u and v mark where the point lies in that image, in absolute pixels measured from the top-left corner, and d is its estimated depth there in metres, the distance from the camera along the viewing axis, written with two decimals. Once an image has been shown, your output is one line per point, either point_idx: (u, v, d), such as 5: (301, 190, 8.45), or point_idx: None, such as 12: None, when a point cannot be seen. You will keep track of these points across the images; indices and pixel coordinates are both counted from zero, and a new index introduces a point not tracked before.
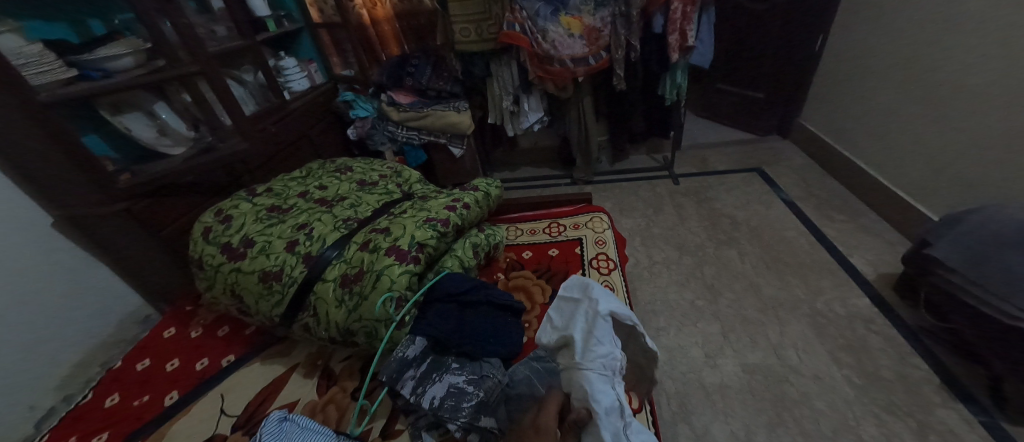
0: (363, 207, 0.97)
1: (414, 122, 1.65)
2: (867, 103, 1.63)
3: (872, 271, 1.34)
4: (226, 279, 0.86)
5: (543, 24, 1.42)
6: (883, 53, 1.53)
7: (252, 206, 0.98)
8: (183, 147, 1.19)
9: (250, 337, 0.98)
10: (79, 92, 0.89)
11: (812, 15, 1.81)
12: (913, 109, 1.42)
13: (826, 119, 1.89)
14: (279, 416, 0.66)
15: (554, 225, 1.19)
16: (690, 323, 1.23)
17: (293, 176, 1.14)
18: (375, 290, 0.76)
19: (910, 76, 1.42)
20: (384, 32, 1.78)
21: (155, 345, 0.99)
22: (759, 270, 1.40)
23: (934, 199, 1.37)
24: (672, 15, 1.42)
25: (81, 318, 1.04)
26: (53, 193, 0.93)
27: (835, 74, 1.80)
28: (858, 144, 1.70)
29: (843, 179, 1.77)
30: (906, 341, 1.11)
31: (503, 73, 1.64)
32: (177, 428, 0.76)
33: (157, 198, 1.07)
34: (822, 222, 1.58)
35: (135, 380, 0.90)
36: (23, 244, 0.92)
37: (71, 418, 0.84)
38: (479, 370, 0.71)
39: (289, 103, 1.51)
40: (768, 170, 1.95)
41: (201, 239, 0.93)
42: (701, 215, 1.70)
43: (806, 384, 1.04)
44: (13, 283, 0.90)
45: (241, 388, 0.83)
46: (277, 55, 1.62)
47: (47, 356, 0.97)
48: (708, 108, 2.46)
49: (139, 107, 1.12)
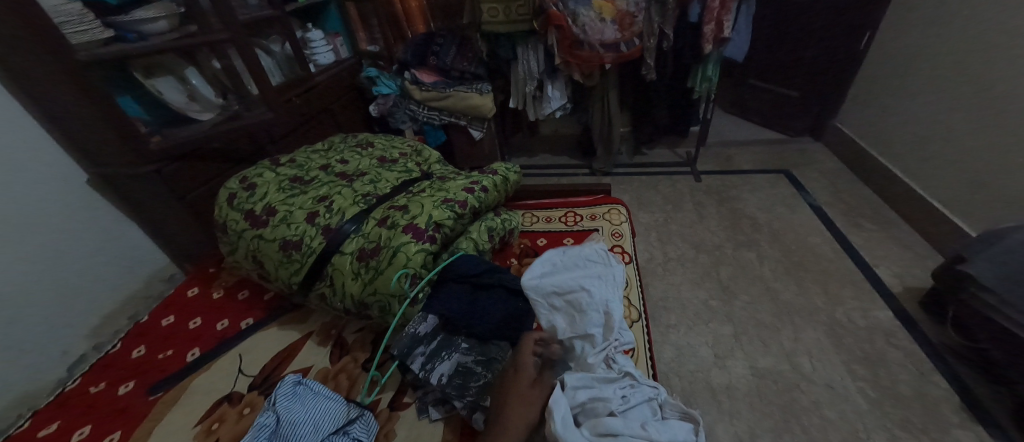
0: (382, 183, 0.98)
1: (435, 103, 1.64)
2: (912, 108, 1.54)
3: (898, 283, 1.29)
4: (249, 245, 0.89)
5: (575, 8, 1.39)
6: (937, 53, 1.43)
7: (275, 176, 0.99)
8: (211, 113, 1.23)
9: (268, 303, 1.01)
10: (115, 52, 0.90)
11: (858, 11, 1.72)
12: (962, 116, 1.34)
13: (864, 123, 1.80)
14: (293, 380, 0.70)
15: (570, 214, 1.18)
16: (701, 322, 1.22)
17: (316, 149, 1.15)
18: (391, 266, 0.77)
19: (964, 79, 1.33)
20: (411, 8, 1.75)
21: (179, 303, 1.03)
22: (778, 274, 1.36)
23: (975, 213, 1.30)
24: (711, 3, 1.35)
25: (113, 272, 1.10)
26: (90, 151, 0.98)
27: (881, 74, 1.70)
28: (896, 151, 1.62)
29: (876, 187, 1.70)
30: (927, 358, 1.08)
31: (529, 56, 1.60)
32: (198, 382, 0.80)
33: (185, 161, 1.10)
34: (850, 230, 1.53)
35: (161, 335, 0.95)
36: (58, 197, 0.97)
37: (101, 364, 0.89)
38: (488, 353, 0.72)
39: (314, 76, 1.51)
40: (796, 173, 1.88)
41: (226, 205, 0.96)
42: (721, 214, 1.66)
43: (818, 393, 1.02)
44: (49, 232, 0.95)
45: (258, 351, 0.86)
46: (304, 27, 1.64)
47: (80, 306, 1.02)
48: (737, 104, 2.37)
49: (171, 72, 1.15)
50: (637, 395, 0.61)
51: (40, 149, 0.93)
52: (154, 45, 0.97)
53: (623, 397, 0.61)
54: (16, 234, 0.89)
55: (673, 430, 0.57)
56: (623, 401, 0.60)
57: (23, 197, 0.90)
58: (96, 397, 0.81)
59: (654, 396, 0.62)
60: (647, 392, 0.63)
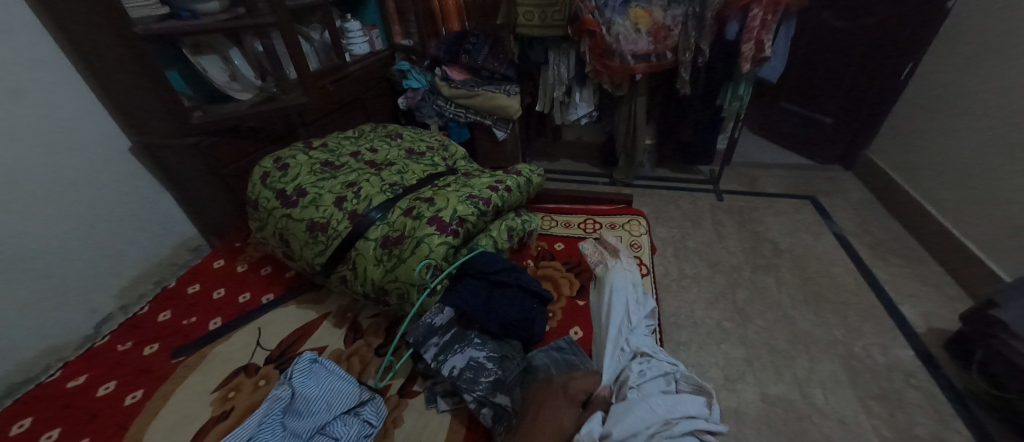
0: (409, 175, 1.00)
1: (463, 100, 1.66)
2: (952, 144, 1.49)
3: (922, 323, 1.25)
4: (277, 223, 0.92)
5: (610, 16, 1.39)
6: (984, 89, 1.38)
7: (307, 158, 1.02)
8: (250, 93, 1.27)
9: (289, 280, 1.04)
10: (167, 28, 0.94)
11: (901, 42, 1.68)
12: (1005, 157, 1.29)
13: (899, 155, 1.75)
14: (309, 357, 0.72)
15: (589, 222, 1.18)
16: (714, 343, 1.20)
17: (347, 135, 1.18)
18: (414, 256, 0.78)
19: (1012, 117, 1.27)
20: (447, 6, 1.78)
21: (206, 273, 1.07)
22: (796, 302, 1.33)
23: (1010, 257, 1.25)
24: (751, 22, 1.31)
25: (145, 238, 1.14)
26: (136, 120, 1.04)
27: (921, 107, 1.65)
28: (931, 186, 1.57)
29: (906, 222, 1.65)
30: (948, 402, 1.04)
31: (561, 62, 1.61)
32: (217, 351, 0.84)
33: (223, 137, 1.14)
34: (875, 264, 1.48)
35: (185, 302, 0.98)
36: (102, 160, 1.02)
37: (129, 324, 0.93)
38: (500, 350, 0.73)
39: (348, 65, 1.54)
40: (822, 201, 1.84)
41: (259, 183, 0.99)
42: (742, 235, 1.63)
43: (830, 427, 0.99)
44: (89, 192, 0.99)
45: (276, 326, 0.89)
46: (343, 17, 1.68)
47: (113, 266, 1.07)
48: (765, 127, 2.32)
49: (216, 51, 1.19)
50: (652, 370, 0.68)
51: (91, 115, 0.99)
52: (206, 24, 1.01)
53: (642, 371, 0.68)
54: (60, 192, 0.93)
55: (684, 400, 0.61)
56: (640, 374, 0.67)
57: (71, 158, 0.95)
58: (122, 355, 0.85)
59: (669, 370, 0.69)
60: (665, 366, 0.69)
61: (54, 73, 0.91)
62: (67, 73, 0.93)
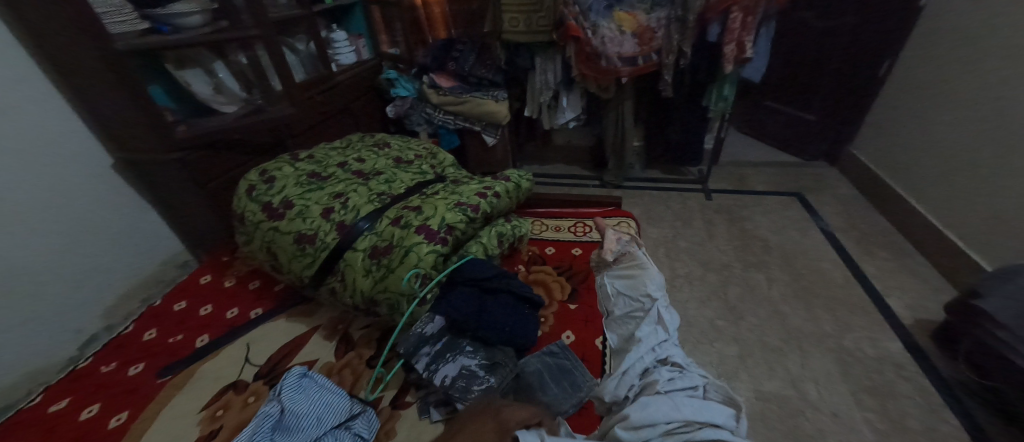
0: (397, 184, 0.99)
1: (451, 107, 1.66)
2: (932, 138, 1.53)
3: (909, 314, 1.27)
4: (264, 236, 0.91)
5: (596, 20, 1.41)
6: (961, 83, 1.41)
7: (294, 170, 1.01)
8: (235, 106, 1.26)
9: (278, 294, 1.02)
10: (152, 44, 0.94)
11: (879, 39, 1.72)
12: (984, 149, 1.32)
13: (881, 150, 1.79)
14: (299, 372, 0.71)
15: (580, 225, 1.18)
16: (708, 341, 1.21)
17: (334, 146, 1.17)
18: (402, 265, 0.78)
19: (989, 109, 1.31)
20: (434, 14, 1.79)
21: (192, 289, 1.05)
22: (786, 298, 1.34)
23: (992, 247, 1.28)
24: (731, 24, 1.34)
25: (130, 256, 1.12)
26: (119, 137, 1.02)
27: (901, 102, 1.69)
28: (913, 179, 1.60)
29: (891, 216, 1.68)
30: (938, 393, 1.05)
31: (547, 67, 1.63)
32: (205, 368, 0.82)
33: (208, 151, 1.13)
34: (862, 258, 1.51)
35: (172, 319, 0.97)
36: (84, 177, 1.00)
37: (114, 345, 0.91)
38: (493, 357, 0.72)
39: (335, 75, 1.54)
40: (809, 197, 1.86)
41: (245, 196, 0.98)
42: (731, 233, 1.65)
43: (823, 421, 1.00)
44: (71, 210, 0.98)
45: (265, 341, 0.88)
46: (329, 27, 1.68)
47: (97, 285, 1.05)
48: (751, 125, 2.36)
49: (199, 64, 1.18)
50: (684, 379, 0.59)
51: (72, 133, 0.98)
52: (189, 38, 1.00)
53: (671, 379, 0.59)
54: (40, 211, 0.92)
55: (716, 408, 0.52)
56: (669, 380, 0.59)
57: (51, 176, 0.93)
58: (106, 376, 0.83)
59: (699, 381, 0.59)
60: (696, 379, 0.60)
61: (32, 88, 0.89)
62: (45, 89, 0.92)
